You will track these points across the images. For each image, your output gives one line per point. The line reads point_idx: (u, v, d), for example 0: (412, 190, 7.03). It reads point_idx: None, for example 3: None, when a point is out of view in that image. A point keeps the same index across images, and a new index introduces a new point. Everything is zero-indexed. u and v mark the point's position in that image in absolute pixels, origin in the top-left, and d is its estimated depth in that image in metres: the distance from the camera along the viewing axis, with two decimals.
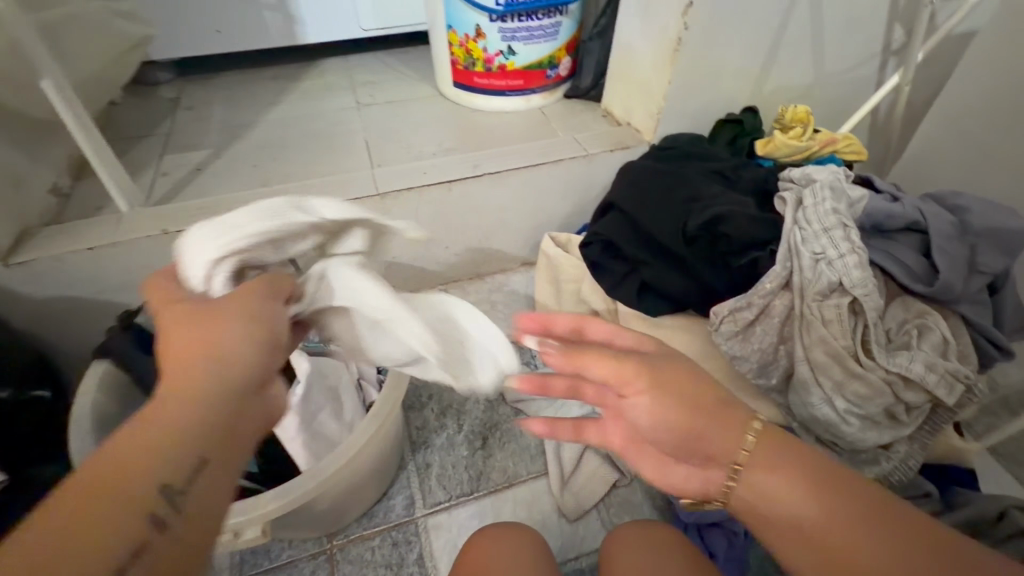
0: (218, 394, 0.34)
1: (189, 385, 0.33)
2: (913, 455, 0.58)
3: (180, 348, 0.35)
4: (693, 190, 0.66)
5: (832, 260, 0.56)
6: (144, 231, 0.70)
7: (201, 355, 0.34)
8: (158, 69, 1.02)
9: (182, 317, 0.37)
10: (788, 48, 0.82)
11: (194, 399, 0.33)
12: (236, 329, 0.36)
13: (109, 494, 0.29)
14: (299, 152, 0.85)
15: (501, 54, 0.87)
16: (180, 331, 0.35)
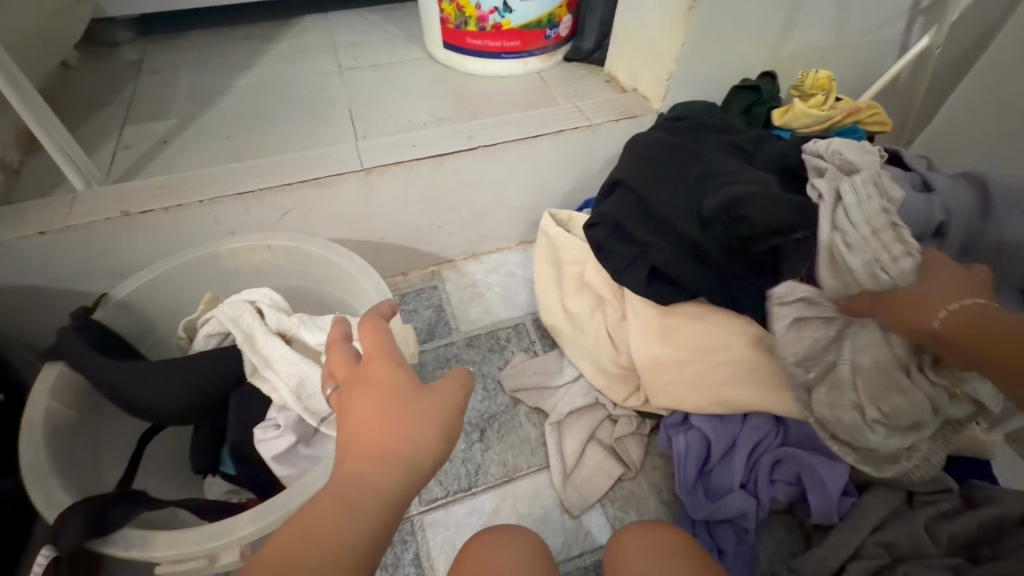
0: (396, 496, 0.31)
1: (369, 479, 0.31)
2: (937, 452, 0.52)
3: (370, 433, 0.33)
4: (709, 168, 0.60)
5: (887, 265, 0.49)
6: (103, 212, 0.63)
7: (390, 452, 0.32)
8: (116, 28, 0.92)
9: (376, 380, 0.35)
10: (811, 6, 0.75)
11: (377, 495, 0.31)
12: (427, 430, 0.33)
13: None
14: (276, 121, 0.78)
15: (496, 12, 0.79)
16: (373, 413, 0.33)
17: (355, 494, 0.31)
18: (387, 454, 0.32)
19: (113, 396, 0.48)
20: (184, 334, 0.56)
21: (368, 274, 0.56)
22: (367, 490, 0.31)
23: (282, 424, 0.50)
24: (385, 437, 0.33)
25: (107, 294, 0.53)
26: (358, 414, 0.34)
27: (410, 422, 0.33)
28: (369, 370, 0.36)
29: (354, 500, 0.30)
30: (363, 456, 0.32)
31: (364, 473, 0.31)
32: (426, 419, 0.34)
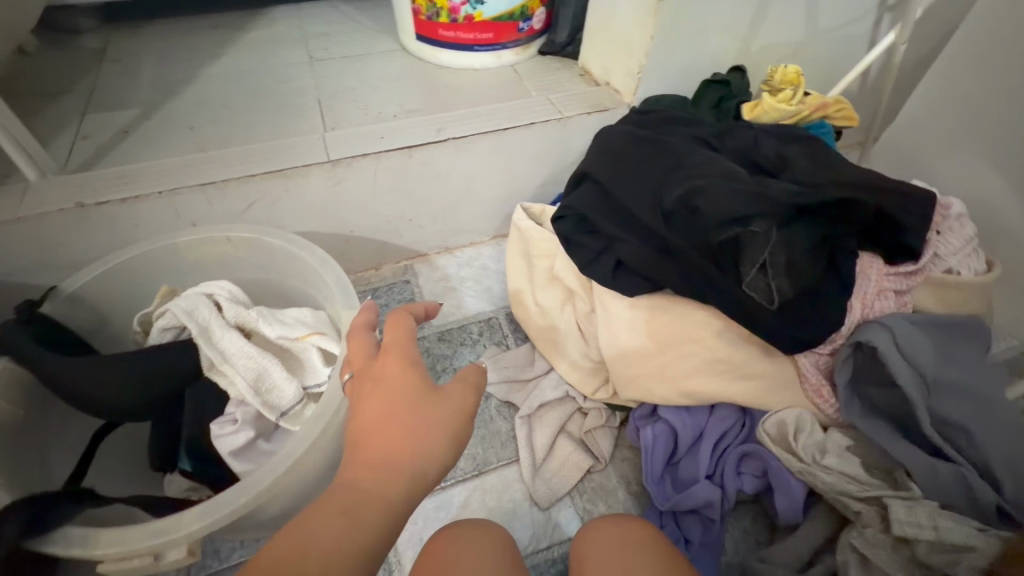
0: (403, 502, 0.32)
1: (377, 486, 0.32)
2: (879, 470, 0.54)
3: (381, 437, 0.34)
4: (674, 161, 0.61)
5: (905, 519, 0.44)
6: (57, 203, 0.61)
7: (401, 456, 0.33)
8: (77, 15, 0.89)
9: (391, 383, 0.36)
10: (780, 1, 0.75)
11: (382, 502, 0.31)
12: (436, 436, 0.34)
13: None
14: (241, 112, 0.76)
15: (468, 3, 0.79)
16: (385, 411, 0.34)
17: (362, 501, 0.31)
18: (396, 457, 0.33)
19: (61, 392, 0.47)
20: (139, 329, 0.54)
21: (331, 267, 0.55)
22: (375, 498, 0.31)
23: (240, 419, 0.49)
24: (397, 441, 0.33)
25: (57, 287, 0.51)
26: (369, 415, 0.35)
27: (420, 428, 0.34)
28: (385, 370, 0.37)
29: (360, 507, 0.31)
30: (373, 458, 0.33)
31: (372, 479, 0.32)
32: (436, 428, 0.35)
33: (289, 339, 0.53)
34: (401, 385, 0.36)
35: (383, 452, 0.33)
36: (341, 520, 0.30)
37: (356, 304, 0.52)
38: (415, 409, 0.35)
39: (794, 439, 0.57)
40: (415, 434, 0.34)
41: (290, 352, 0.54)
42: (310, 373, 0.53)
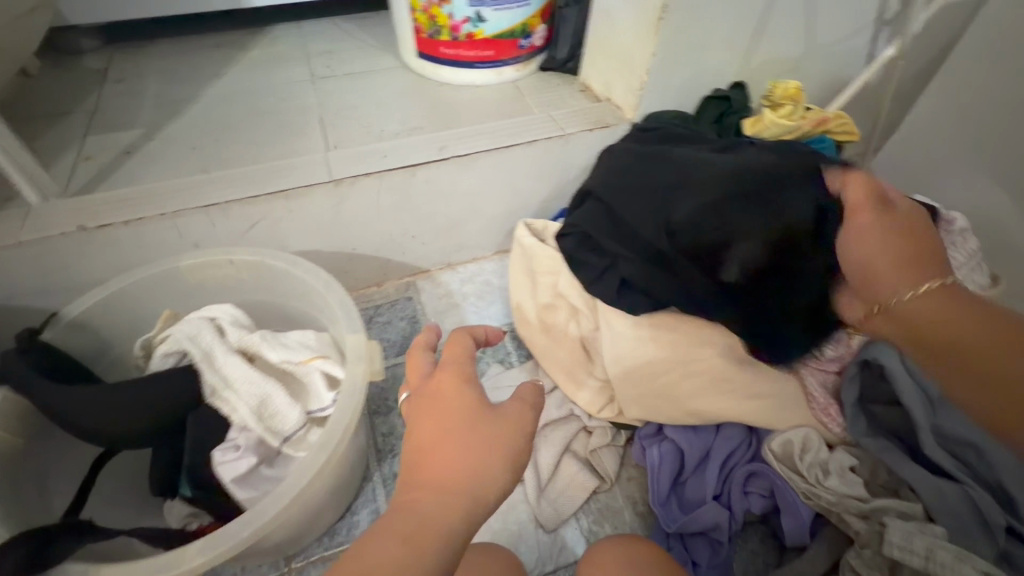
0: (460, 528, 0.30)
1: (433, 512, 0.30)
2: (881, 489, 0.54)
3: (437, 459, 0.32)
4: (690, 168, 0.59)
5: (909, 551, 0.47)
6: (58, 226, 0.61)
7: (457, 480, 0.31)
8: (80, 36, 0.90)
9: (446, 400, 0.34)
10: (779, 18, 0.76)
11: (436, 528, 0.30)
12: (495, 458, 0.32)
13: None
14: (243, 132, 0.76)
15: (469, 21, 0.79)
16: (441, 432, 0.33)
17: (416, 528, 0.30)
18: (451, 481, 0.31)
19: (60, 421, 0.46)
20: (141, 353, 0.54)
21: (333, 289, 0.55)
22: (430, 525, 0.30)
23: (242, 445, 0.49)
24: (453, 464, 0.32)
25: (58, 313, 0.51)
26: (425, 435, 0.33)
27: (477, 449, 0.32)
28: (443, 390, 0.35)
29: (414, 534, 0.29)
30: (429, 481, 0.31)
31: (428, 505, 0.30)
32: (492, 446, 0.33)
33: (292, 364, 0.52)
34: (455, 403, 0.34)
35: (438, 474, 0.32)
36: (396, 549, 0.29)
37: (359, 327, 0.52)
38: (472, 427, 0.33)
39: (799, 458, 0.56)
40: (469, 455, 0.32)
41: (293, 375, 0.53)
42: (313, 397, 0.53)
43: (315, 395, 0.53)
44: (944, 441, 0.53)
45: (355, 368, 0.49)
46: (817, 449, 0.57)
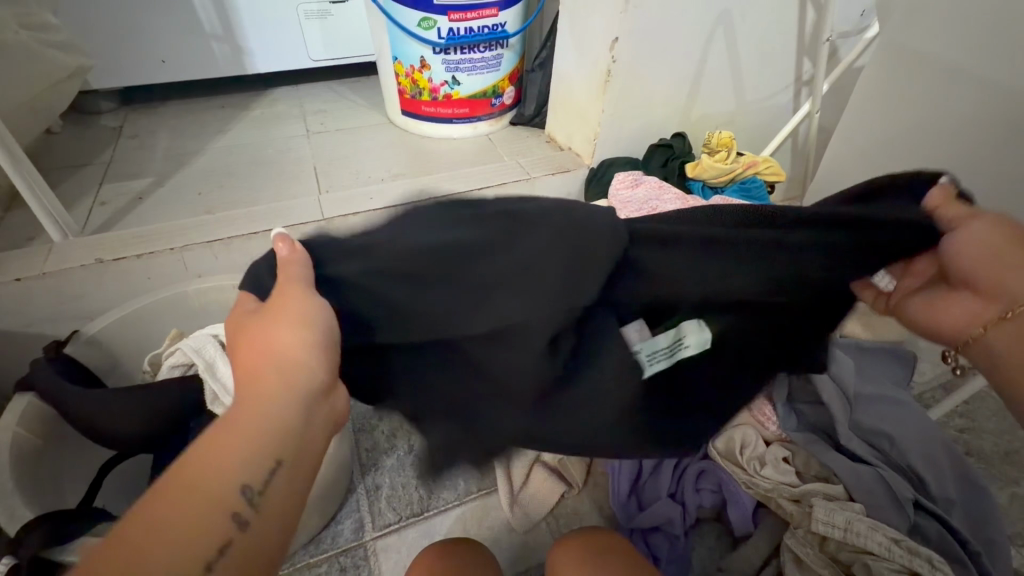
0: (291, 397, 0.32)
1: (251, 405, 0.31)
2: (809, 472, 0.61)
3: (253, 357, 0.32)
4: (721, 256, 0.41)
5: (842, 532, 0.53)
6: (78, 259, 0.69)
7: (269, 374, 0.32)
8: (99, 98, 1.01)
9: (256, 354, 0.32)
10: (711, 80, 0.89)
11: (257, 418, 0.31)
12: (289, 337, 0.32)
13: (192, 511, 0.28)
14: (244, 179, 0.85)
15: (446, 84, 0.91)
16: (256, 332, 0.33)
17: (263, 413, 0.31)
18: (268, 368, 0.32)
19: (76, 423, 0.52)
20: (148, 368, 0.61)
21: None
22: (259, 415, 0.31)
23: None
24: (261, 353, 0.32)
25: (79, 331, 0.58)
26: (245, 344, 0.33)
27: (282, 341, 0.32)
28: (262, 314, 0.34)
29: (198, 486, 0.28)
30: (245, 384, 0.32)
31: (250, 401, 0.31)
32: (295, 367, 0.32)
33: None
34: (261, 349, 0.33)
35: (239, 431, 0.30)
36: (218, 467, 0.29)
37: None
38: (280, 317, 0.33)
39: (739, 452, 0.62)
40: (274, 401, 0.31)
41: None
42: None
43: None
44: (860, 433, 0.62)
45: None
46: (755, 445, 0.63)
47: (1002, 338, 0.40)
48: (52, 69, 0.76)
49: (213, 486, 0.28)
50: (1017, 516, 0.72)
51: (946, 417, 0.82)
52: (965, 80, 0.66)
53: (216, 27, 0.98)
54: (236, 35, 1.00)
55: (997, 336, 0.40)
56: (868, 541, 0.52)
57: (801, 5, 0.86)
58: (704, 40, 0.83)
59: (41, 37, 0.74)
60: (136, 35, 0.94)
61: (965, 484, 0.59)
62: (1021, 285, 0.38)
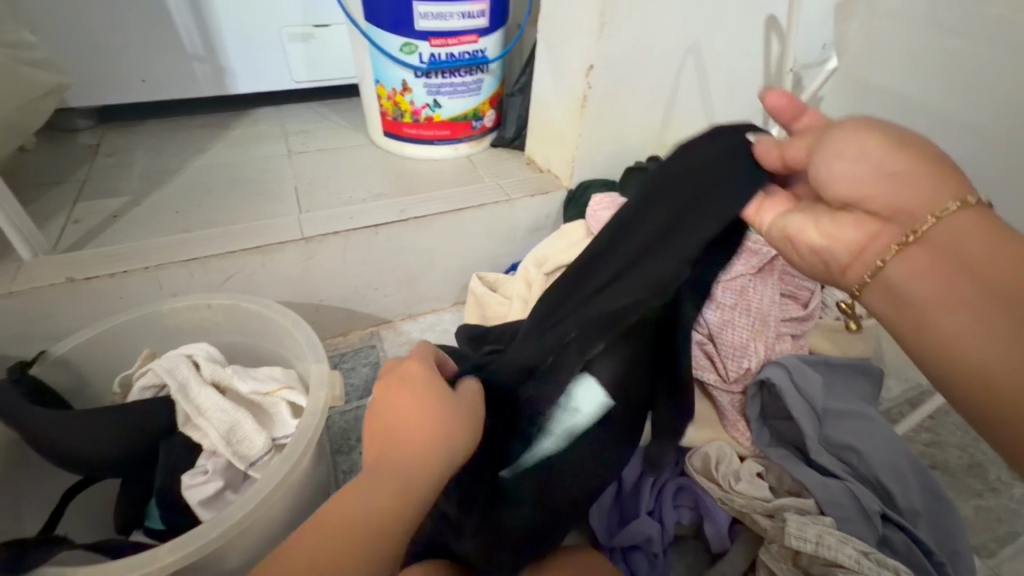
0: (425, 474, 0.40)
1: (406, 461, 0.40)
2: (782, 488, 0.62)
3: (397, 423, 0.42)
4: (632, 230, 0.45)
5: (815, 545, 0.54)
6: (49, 278, 0.67)
7: (407, 443, 0.40)
8: (76, 116, 1.00)
9: (395, 422, 0.42)
10: (684, 106, 0.93)
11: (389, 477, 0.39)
12: (437, 429, 0.41)
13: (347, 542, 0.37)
14: (223, 198, 0.85)
15: (428, 107, 0.93)
16: (403, 403, 0.43)
17: (403, 477, 0.39)
18: (416, 444, 0.40)
19: (38, 446, 0.51)
20: (119, 389, 0.60)
21: (301, 327, 0.62)
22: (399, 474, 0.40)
23: (210, 469, 0.54)
24: (405, 422, 0.42)
25: (47, 351, 0.57)
26: (392, 413, 0.43)
27: (423, 424, 0.41)
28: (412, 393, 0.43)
29: (351, 538, 0.37)
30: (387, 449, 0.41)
31: (396, 461, 0.40)
32: (439, 427, 0.41)
33: (261, 394, 0.59)
34: (398, 411, 0.42)
35: (397, 473, 0.40)
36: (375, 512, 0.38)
37: (324, 359, 0.59)
38: (432, 405, 0.42)
39: (714, 468, 0.63)
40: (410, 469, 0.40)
41: (261, 407, 0.59)
42: (276, 423, 0.58)
43: (278, 422, 0.58)
44: (830, 447, 0.64)
45: (319, 393, 0.56)
46: (729, 461, 0.64)
47: (900, 266, 0.34)
48: (28, 88, 0.75)
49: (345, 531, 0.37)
50: (981, 528, 0.74)
51: (913, 432, 0.85)
52: None
53: (199, 47, 0.99)
54: (219, 56, 1.01)
55: (904, 260, 0.34)
56: (838, 554, 0.53)
57: (766, 38, 0.91)
58: (675, 69, 0.86)
59: (17, 55, 0.74)
60: (116, 54, 0.94)
61: (932, 497, 0.61)
62: (899, 198, 0.33)
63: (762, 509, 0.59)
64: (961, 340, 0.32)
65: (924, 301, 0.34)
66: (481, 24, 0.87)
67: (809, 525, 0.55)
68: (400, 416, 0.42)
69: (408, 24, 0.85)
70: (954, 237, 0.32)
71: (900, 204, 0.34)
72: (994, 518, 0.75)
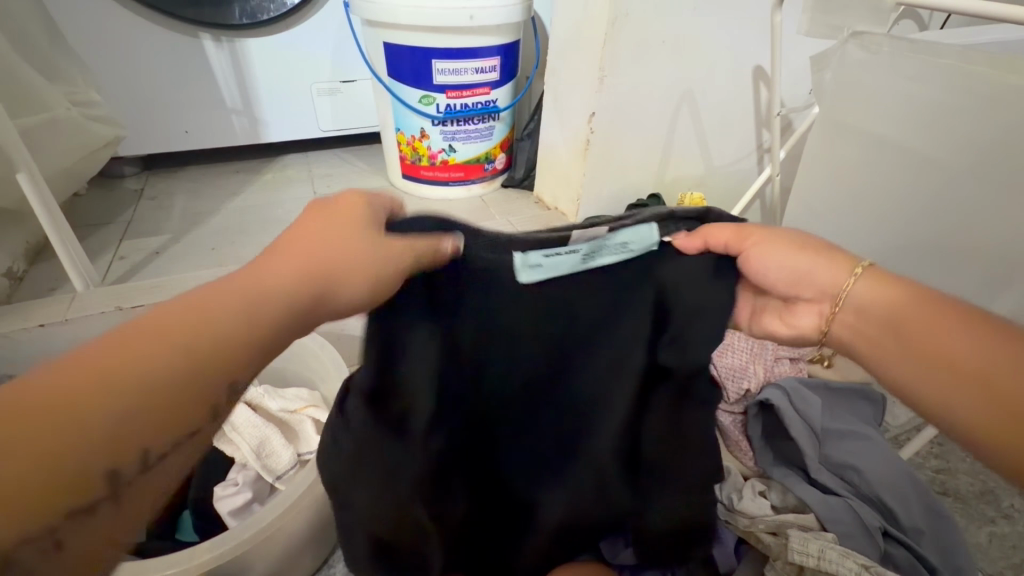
0: (274, 321, 0.33)
1: (256, 301, 0.33)
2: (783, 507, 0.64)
3: (303, 245, 0.36)
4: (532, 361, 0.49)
5: (820, 560, 0.55)
6: (98, 307, 0.74)
7: (278, 280, 0.34)
8: (124, 164, 1.10)
9: (305, 244, 0.36)
10: (681, 147, 0.99)
11: (230, 320, 0.32)
12: (358, 239, 0.36)
13: (108, 378, 0.28)
14: (256, 236, 0.93)
15: (444, 151, 1.01)
16: (308, 229, 0.37)
17: (284, 312, 0.33)
18: (308, 273, 0.35)
19: None
20: None
21: (327, 350, 0.67)
22: (246, 304, 0.33)
23: (240, 481, 0.58)
24: (311, 245, 0.36)
25: None
26: (301, 236, 0.36)
27: (336, 242, 0.36)
28: (319, 225, 0.36)
29: (129, 368, 0.29)
30: (252, 281, 0.33)
31: (253, 294, 0.33)
32: (368, 273, 0.35)
33: (288, 412, 0.64)
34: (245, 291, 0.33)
35: (227, 305, 0.32)
36: (183, 349, 0.30)
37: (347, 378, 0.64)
38: (347, 233, 0.36)
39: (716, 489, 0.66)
40: (233, 314, 0.32)
41: (288, 424, 0.64)
42: (300, 438, 0.63)
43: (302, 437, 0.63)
44: (832, 466, 0.66)
45: None
46: (733, 480, 0.67)
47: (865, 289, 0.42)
48: (95, 140, 0.85)
49: (144, 373, 0.29)
50: (995, 555, 0.74)
51: (921, 459, 0.85)
52: (891, 148, 0.74)
53: (237, 102, 1.10)
54: (255, 109, 1.11)
55: (866, 288, 0.42)
56: (839, 567, 0.54)
57: (755, 86, 0.98)
58: (670, 114, 0.94)
59: (85, 111, 0.84)
60: (166, 110, 1.05)
61: (933, 515, 0.62)
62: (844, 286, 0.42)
63: (764, 526, 0.61)
64: (960, 353, 0.37)
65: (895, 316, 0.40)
66: (493, 77, 0.97)
67: (811, 540, 0.56)
68: (312, 236, 0.36)
69: (427, 79, 0.94)
70: (876, 286, 0.41)
71: (824, 275, 0.43)
72: (1008, 546, 0.75)
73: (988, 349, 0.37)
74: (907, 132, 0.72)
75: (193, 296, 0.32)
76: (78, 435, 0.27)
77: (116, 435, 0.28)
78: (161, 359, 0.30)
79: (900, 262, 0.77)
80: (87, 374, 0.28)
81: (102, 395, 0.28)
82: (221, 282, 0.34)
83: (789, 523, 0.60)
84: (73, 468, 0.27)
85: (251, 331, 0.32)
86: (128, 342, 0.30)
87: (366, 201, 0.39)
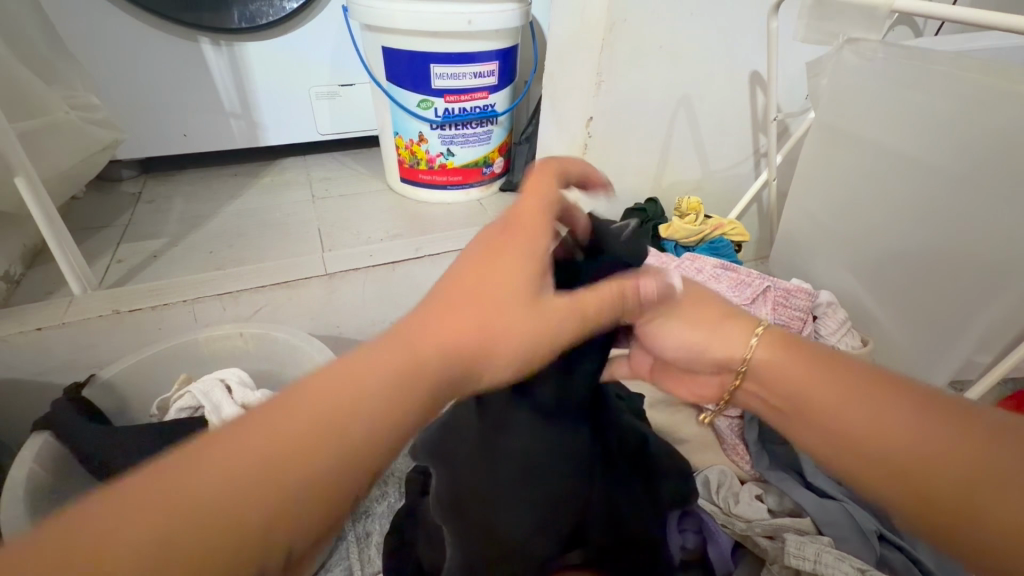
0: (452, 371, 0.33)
1: (440, 354, 0.33)
2: (779, 511, 0.65)
3: (482, 292, 0.36)
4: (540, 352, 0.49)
5: (817, 565, 0.55)
6: (96, 310, 0.74)
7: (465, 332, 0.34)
8: (122, 167, 1.10)
9: (487, 289, 0.36)
10: (678, 151, 1.00)
11: (419, 373, 0.31)
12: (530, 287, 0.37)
13: (310, 452, 0.27)
14: (254, 239, 0.93)
15: (442, 155, 1.02)
16: (483, 275, 0.37)
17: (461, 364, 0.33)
18: (491, 323, 0.35)
19: (84, 459, 0.57)
20: (157, 412, 0.66)
21: (325, 354, 0.67)
22: (428, 360, 0.32)
23: None
24: (492, 292, 0.36)
25: (97, 374, 0.63)
26: (476, 280, 0.37)
27: (516, 290, 0.37)
28: (490, 268, 0.37)
29: (329, 436, 0.28)
30: (442, 334, 0.33)
31: (436, 343, 0.33)
32: (542, 325, 0.37)
33: None
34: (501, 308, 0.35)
35: (418, 356, 0.32)
36: (380, 411, 0.30)
37: None
38: (521, 281, 0.37)
39: (715, 492, 0.66)
40: (423, 368, 0.32)
41: None
42: None
43: None
44: (828, 470, 0.66)
45: None
46: (729, 484, 0.67)
47: (765, 356, 0.48)
48: (94, 143, 0.85)
49: (350, 428, 0.28)
50: None
51: None
52: (886, 153, 0.75)
53: (236, 106, 1.10)
54: (253, 113, 1.11)
55: (764, 354, 0.48)
56: (835, 571, 0.54)
57: (751, 91, 0.99)
58: (667, 118, 0.94)
59: (84, 115, 0.84)
60: (164, 114, 1.05)
61: None
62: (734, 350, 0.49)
63: (761, 530, 0.61)
64: (897, 434, 0.39)
65: (807, 388, 0.44)
66: (491, 81, 0.97)
67: (807, 543, 0.56)
68: (492, 282, 0.36)
69: (426, 83, 0.94)
70: (775, 356, 0.47)
71: (719, 350, 0.50)
72: None
73: (920, 425, 0.38)
74: (902, 138, 0.73)
75: (385, 350, 0.32)
76: (272, 512, 0.25)
77: (320, 504, 0.27)
78: (361, 418, 0.29)
79: (895, 266, 0.77)
80: (288, 449, 0.27)
81: (310, 465, 0.27)
82: (406, 330, 0.33)
83: (786, 527, 0.61)
84: (301, 515, 0.26)
85: (436, 383, 0.32)
86: (330, 394, 0.29)
87: (526, 239, 0.39)
